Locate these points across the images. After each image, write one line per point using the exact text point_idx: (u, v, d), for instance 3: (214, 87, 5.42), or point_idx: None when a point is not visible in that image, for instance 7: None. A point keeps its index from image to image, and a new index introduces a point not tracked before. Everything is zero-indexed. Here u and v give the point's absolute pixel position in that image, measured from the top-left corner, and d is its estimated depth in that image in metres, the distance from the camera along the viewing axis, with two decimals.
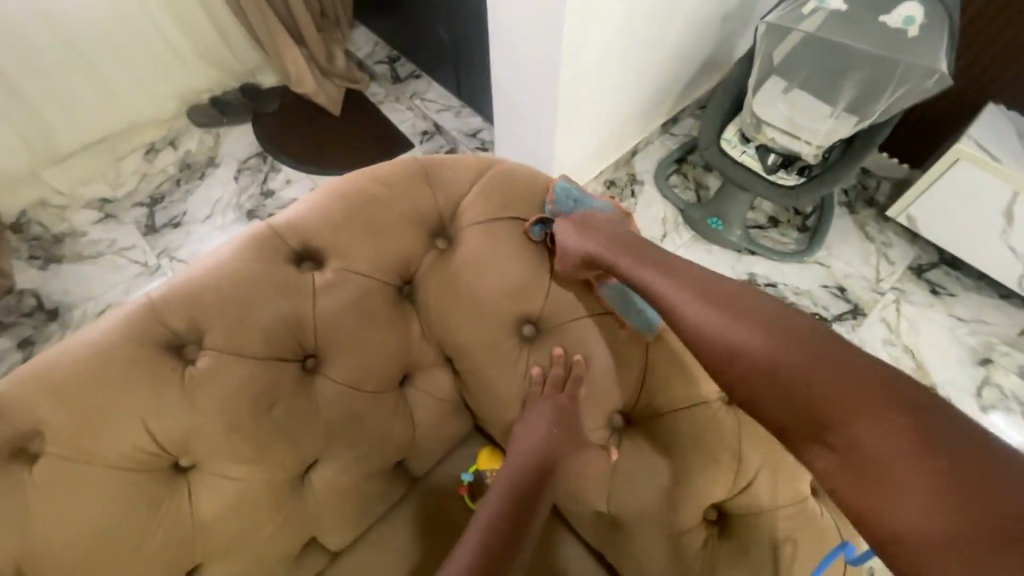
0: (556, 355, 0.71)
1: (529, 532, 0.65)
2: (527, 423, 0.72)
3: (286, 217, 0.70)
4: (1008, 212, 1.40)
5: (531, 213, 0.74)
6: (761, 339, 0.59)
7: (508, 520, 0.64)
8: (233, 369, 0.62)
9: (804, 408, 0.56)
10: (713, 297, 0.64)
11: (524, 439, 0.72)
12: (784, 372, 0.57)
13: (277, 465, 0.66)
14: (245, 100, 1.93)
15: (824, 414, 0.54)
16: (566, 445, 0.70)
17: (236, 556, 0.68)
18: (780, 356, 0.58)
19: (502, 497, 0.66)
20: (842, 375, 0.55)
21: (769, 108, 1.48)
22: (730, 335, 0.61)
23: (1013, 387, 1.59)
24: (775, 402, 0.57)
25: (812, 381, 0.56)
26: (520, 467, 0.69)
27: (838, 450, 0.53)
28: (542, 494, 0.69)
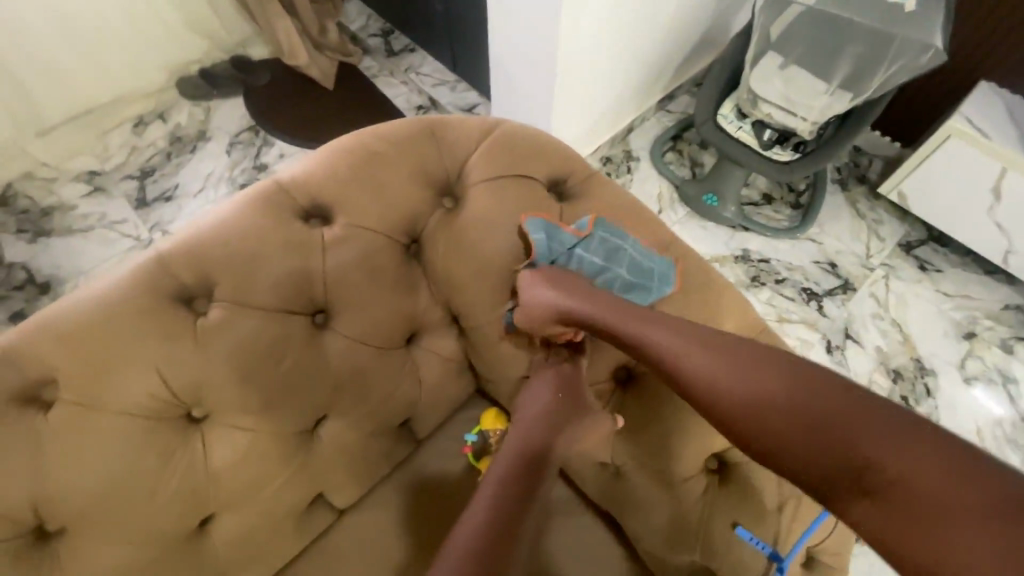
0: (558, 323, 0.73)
1: (535, 507, 0.60)
2: (532, 390, 0.69)
3: (292, 173, 0.70)
4: (995, 187, 1.43)
5: (536, 175, 0.75)
6: (754, 382, 0.56)
7: (514, 496, 0.59)
8: (243, 320, 0.63)
9: (822, 453, 0.51)
10: (683, 334, 0.61)
11: (530, 405, 0.68)
12: (787, 414, 0.53)
13: (287, 418, 0.67)
14: (235, 72, 1.90)
15: (839, 454, 0.50)
16: (572, 412, 0.67)
17: (246, 508, 0.69)
18: (779, 395, 0.54)
19: (506, 469, 0.61)
20: (846, 409, 0.51)
21: (766, 84, 1.50)
22: (718, 374, 0.58)
23: (995, 359, 1.63)
24: (793, 450, 0.52)
25: (821, 420, 0.51)
26: (525, 436, 0.64)
27: (869, 496, 0.47)
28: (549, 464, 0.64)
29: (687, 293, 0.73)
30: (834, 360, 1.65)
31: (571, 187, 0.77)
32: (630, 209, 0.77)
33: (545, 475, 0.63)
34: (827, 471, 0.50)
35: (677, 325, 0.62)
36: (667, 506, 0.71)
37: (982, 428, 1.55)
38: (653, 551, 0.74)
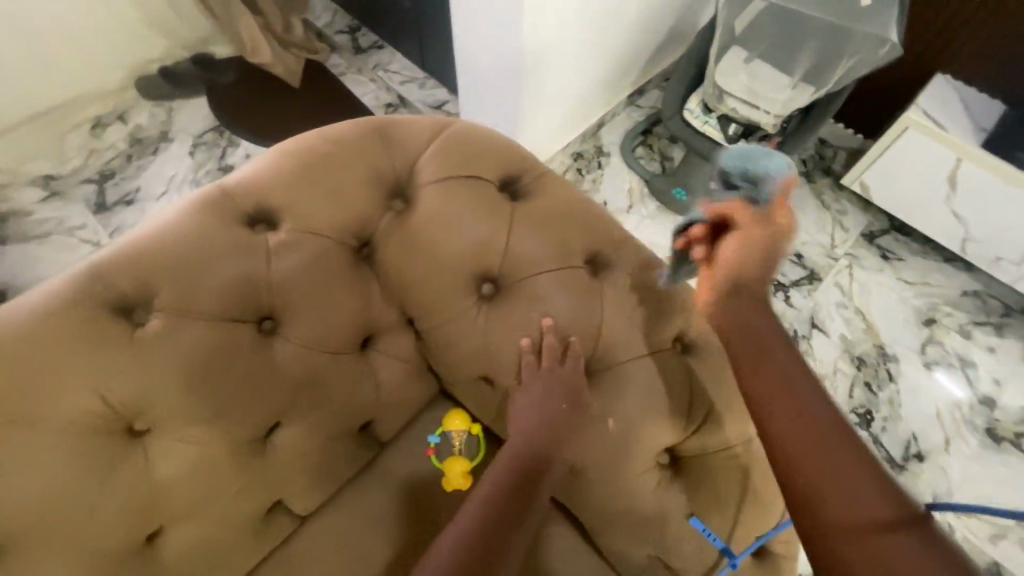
0: (546, 325, 0.70)
1: (526, 521, 0.61)
2: (525, 399, 0.69)
3: (237, 178, 0.69)
4: (951, 176, 1.47)
5: (491, 175, 0.75)
6: (820, 414, 0.57)
7: (505, 507, 0.60)
8: (186, 330, 0.62)
9: (845, 498, 0.52)
10: (775, 359, 0.63)
11: (525, 417, 0.68)
12: (835, 454, 0.55)
13: (235, 428, 0.66)
14: (197, 71, 1.85)
15: (862, 508, 0.51)
16: (569, 425, 0.68)
17: (198, 520, 0.68)
18: (838, 438, 0.56)
19: (500, 482, 0.62)
20: (887, 483, 0.53)
21: (730, 78, 1.51)
22: (789, 398, 0.59)
23: (954, 345, 1.69)
24: (819, 484, 0.54)
25: (859, 474, 0.53)
26: (519, 449, 0.65)
27: (867, 551, 0.49)
28: (545, 479, 0.64)
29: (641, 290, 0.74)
30: (801, 349, 1.68)
31: (526, 185, 0.77)
32: (585, 207, 0.77)
33: (540, 488, 0.63)
34: (841, 515, 0.52)
35: (781, 354, 0.63)
36: (621, 502, 0.71)
37: (942, 411, 1.60)
38: (612, 545, 0.75)
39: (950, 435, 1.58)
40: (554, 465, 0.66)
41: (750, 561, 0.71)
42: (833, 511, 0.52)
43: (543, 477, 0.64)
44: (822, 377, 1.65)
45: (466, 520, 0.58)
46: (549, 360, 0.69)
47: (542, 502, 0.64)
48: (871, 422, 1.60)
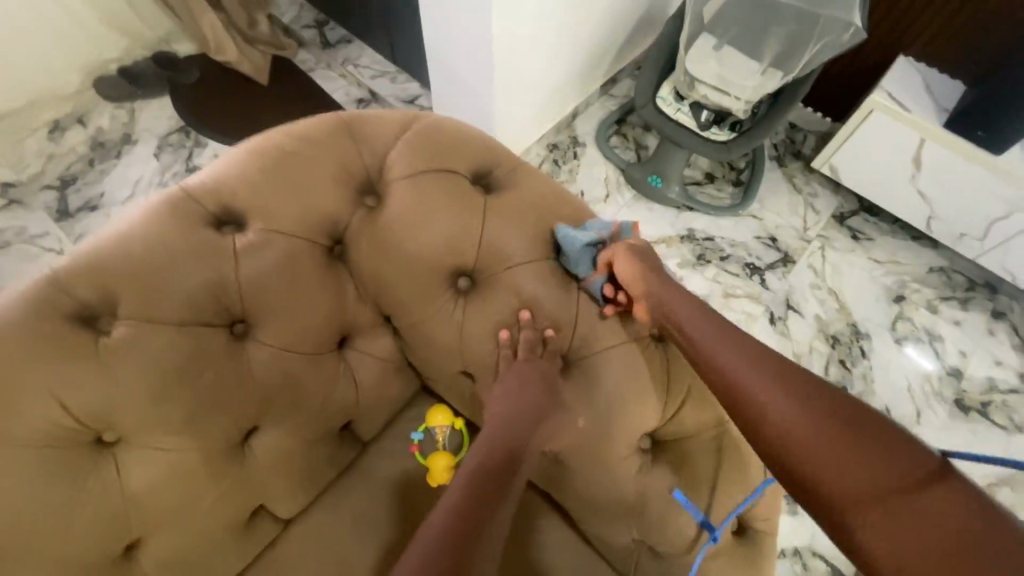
0: (525, 319, 0.70)
1: (498, 518, 0.58)
2: (499, 394, 0.68)
3: (201, 179, 0.67)
4: (916, 156, 1.52)
5: (461, 167, 0.74)
6: (791, 389, 0.58)
7: (481, 503, 0.57)
8: (154, 337, 0.60)
9: (839, 464, 0.52)
10: (737, 346, 0.64)
11: (495, 414, 0.66)
12: (816, 420, 0.55)
13: (210, 433, 0.65)
14: (159, 71, 1.80)
15: (860, 464, 0.51)
16: (536, 426, 0.67)
17: (178, 528, 0.67)
18: (813, 406, 0.56)
19: (472, 478, 0.59)
20: (887, 450, 0.51)
21: (700, 66, 1.53)
22: (761, 381, 0.60)
23: (923, 320, 1.74)
24: (811, 456, 0.54)
25: (857, 435, 0.53)
26: (489, 446, 0.63)
27: (872, 508, 0.49)
28: (516, 479, 0.63)
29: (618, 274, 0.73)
30: (777, 330, 1.72)
31: (498, 178, 0.76)
32: (557, 196, 0.77)
33: (511, 487, 0.61)
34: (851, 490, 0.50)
35: (740, 342, 0.64)
36: (604, 489, 0.72)
37: (913, 384, 1.66)
38: (598, 532, 0.76)
39: (921, 408, 1.63)
40: (523, 464, 0.65)
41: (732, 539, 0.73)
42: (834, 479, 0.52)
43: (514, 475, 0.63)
44: (798, 356, 1.69)
45: (439, 517, 0.54)
46: (526, 351, 0.69)
47: (512, 500, 0.62)
48: None
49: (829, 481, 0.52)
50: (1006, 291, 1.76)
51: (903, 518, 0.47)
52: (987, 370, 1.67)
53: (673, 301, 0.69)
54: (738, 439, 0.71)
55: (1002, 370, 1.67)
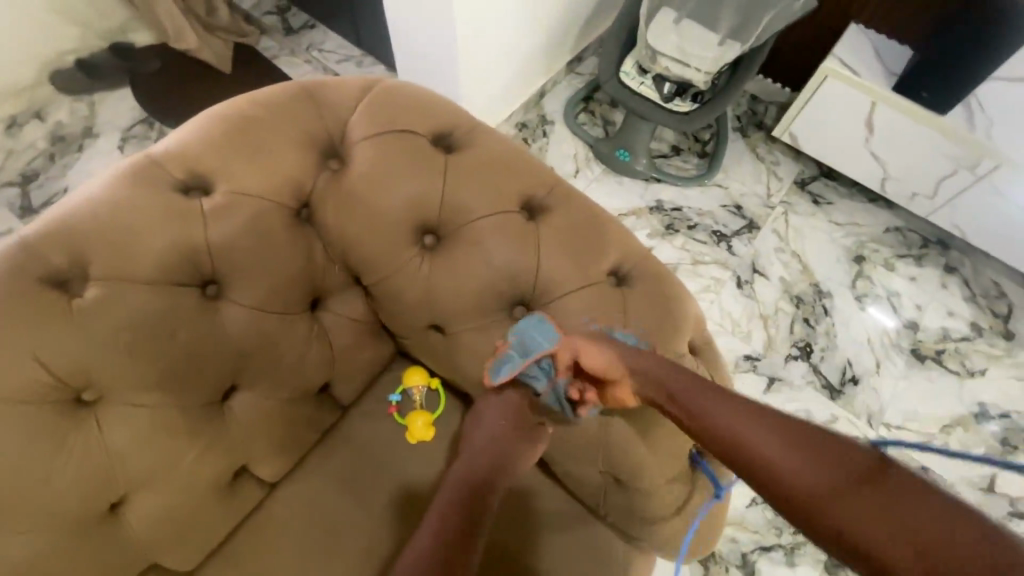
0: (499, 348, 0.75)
1: (486, 519, 0.58)
2: (482, 418, 0.69)
3: (165, 146, 0.69)
4: (868, 121, 1.59)
5: (423, 130, 0.77)
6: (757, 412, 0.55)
7: (462, 510, 0.57)
8: (127, 297, 0.62)
9: (816, 471, 0.47)
10: (690, 379, 0.62)
11: (477, 437, 0.67)
12: (781, 436, 0.51)
13: (188, 390, 0.68)
14: (119, 61, 1.77)
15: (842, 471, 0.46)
16: (518, 436, 0.67)
17: (161, 487, 0.69)
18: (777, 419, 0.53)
19: (451, 497, 0.58)
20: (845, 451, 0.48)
21: (660, 38, 1.57)
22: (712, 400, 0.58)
23: (881, 277, 1.82)
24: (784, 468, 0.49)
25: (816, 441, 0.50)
26: (475, 457, 0.64)
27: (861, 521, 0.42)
28: (497, 487, 0.62)
29: (577, 228, 0.77)
30: (744, 293, 1.79)
31: (459, 138, 0.78)
32: (517, 155, 0.79)
33: (493, 496, 0.61)
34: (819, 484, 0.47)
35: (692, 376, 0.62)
36: (569, 429, 0.76)
37: (872, 337, 1.75)
38: (570, 472, 0.81)
39: (880, 359, 1.72)
40: (508, 476, 0.64)
41: (690, 467, 0.78)
42: (814, 488, 0.47)
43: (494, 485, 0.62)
44: (765, 317, 1.77)
45: (428, 522, 0.55)
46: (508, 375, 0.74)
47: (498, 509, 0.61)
48: (810, 352, 1.73)
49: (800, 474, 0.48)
50: (957, 246, 1.86)
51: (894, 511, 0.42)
52: (940, 321, 1.77)
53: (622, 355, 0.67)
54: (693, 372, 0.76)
55: (954, 320, 1.77)
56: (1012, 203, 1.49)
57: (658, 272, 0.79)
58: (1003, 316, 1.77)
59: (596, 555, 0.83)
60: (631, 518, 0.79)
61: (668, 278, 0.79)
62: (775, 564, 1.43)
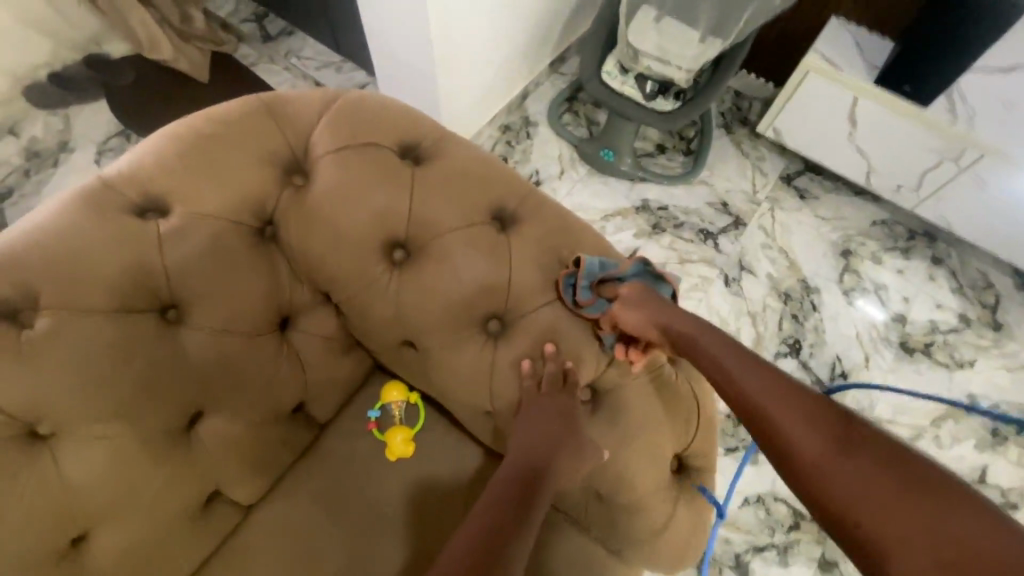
0: (550, 353, 0.71)
1: (528, 524, 0.58)
2: (524, 422, 0.69)
3: (119, 168, 0.67)
4: (850, 116, 1.58)
5: (389, 141, 0.74)
6: (763, 375, 0.61)
7: (502, 514, 0.58)
8: (80, 327, 0.60)
9: (804, 434, 0.54)
10: (714, 338, 0.67)
11: (516, 444, 0.67)
12: (775, 401, 0.58)
13: (151, 418, 0.66)
14: (92, 74, 1.74)
15: (868, 446, 0.50)
16: (558, 441, 0.67)
17: (125, 518, 0.67)
18: (801, 398, 0.57)
19: (491, 501, 0.60)
20: (831, 417, 0.54)
21: (641, 37, 1.55)
22: (731, 364, 0.64)
23: (868, 271, 1.82)
24: (806, 444, 0.53)
25: (805, 405, 0.56)
26: (516, 465, 0.65)
27: (863, 489, 0.48)
28: (540, 492, 0.62)
29: (551, 237, 0.75)
30: (732, 292, 1.78)
31: (427, 148, 0.76)
32: (489, 164, 0.78)
33: (535, 502, 0.61)
34: (805, 446, 0.53)
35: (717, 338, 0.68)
36: None
37: (861, 332, 1.74)
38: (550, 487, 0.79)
39: (869, 353, 1.72)
40: (548, 481, 0.64)
41: (672, 477, 0.76)
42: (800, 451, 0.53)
43: (536, 494, 0.62)
44: (753, 314, 1.76)
45: (469, 523, 0.57)
46: (549, 387, 0.70)
47: (540, 516, 0.61)
48: (799, 349, 1.72)
49: (791, 439, 0.54)
50: (943, 238, 1.86)
51: (867, 473, 0.48)
52: (928, 313, 1.76)
53: (684, 323, 0.70)
54: (671, 382, 0.74)
55: (943, 312, 1.76)
56: (995, 192, 1.49)
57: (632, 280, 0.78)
58: (991, 306, 1.77)
59: (579, 568, 0.82)
60: (614, 532, 0.78)
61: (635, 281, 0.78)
62: (768, 564, 1.42)
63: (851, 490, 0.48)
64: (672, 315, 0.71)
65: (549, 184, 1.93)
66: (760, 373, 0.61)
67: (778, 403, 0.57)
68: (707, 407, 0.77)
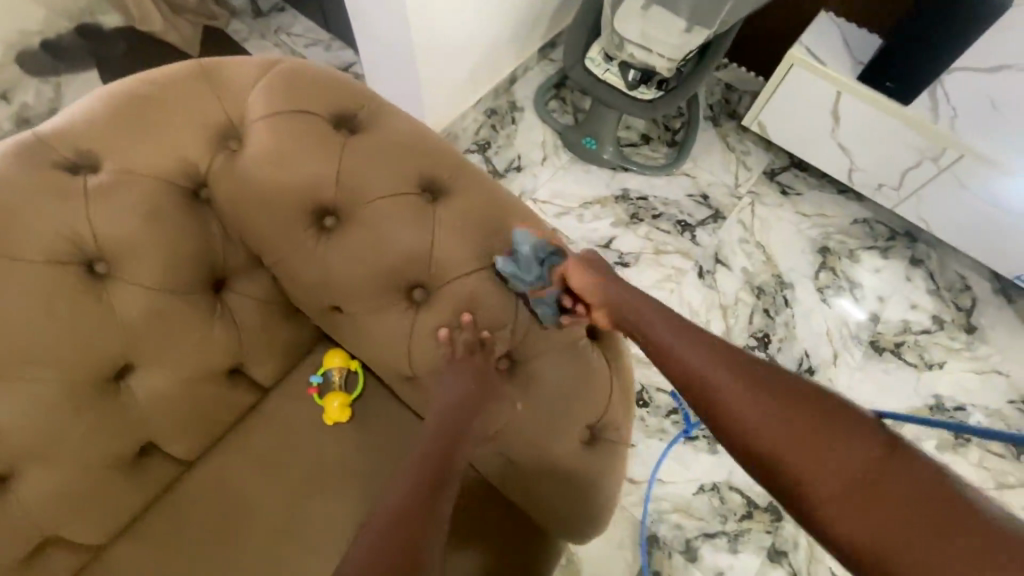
0: (467, 322, 0.73)
1: (445, 495, 0.63)
2: (441, 388, 0.72)
3: (54, 124, 0.69)
4: (834, 110, 1.56)
5: (326, 110, 0.76)
6: (717, 358, 0.65)
7: (420, 489, 0.62)
8: (10, 273, 0.63)
9: (763, 412, 0.58)
10: (669, 324, 0.71)
11: (434, 412, 0.70)
12: (735, 381, 0.62)
13: (76, 366, 0.69)
14: (83, 43, 1.76)
15: (818, 412, 0.56)
16: (474, 405, 0.70)
17: (54, 460, 0.70)
18: (751, 374, 0.61)
19: (409, 474, 0.63)
20: (780, 387, 0.59)
21: (626, 23, 1.52)
22: (687, 348, 0.67)
23: (844, 269, 1.82)
24: (766, 415, 0.58)
25: (756, 381, 0.61)
26: (434, 434, 0.68)
27: (823, 454, 0.53)
28: (458, 458, 0.67)
29: (480, 214, 0.76)
30: (705, 283, 1.79)
31: (363, 119, 0.78)
32: (426, 138, 0.79)
33: (453, 469, 0.66)
34: (764, 420, 0.58)
35: (671, 324, 0.71)
36: None
37: (831, 329, 1.74)
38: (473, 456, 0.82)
39: (838, 350, 1.72)
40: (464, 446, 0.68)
41: (582, 446, 0.76)
42: (762, 428, 0.57)
43: (454, 461, 0.66)
44: (725, 307, 1.76)
45: (389, 502, 0.61)
46: (465, 351, 0.72)
47: (457, 481, 0.66)
48: (768, 343, 1.72)
49: (751, 413, 0.58)
50: (924, 240, 1.85)
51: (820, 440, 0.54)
52: (901, 314, 1.76)
53: (644, 314, 0.73)
54: (587, 357, 0.75)
55: (916, 313, 1.76)
56: (973, 194, 1.48)
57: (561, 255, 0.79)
58: (966, 309, 1.76)
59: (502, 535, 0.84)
60: (534, 501, 0.80)
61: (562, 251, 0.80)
62: (717, 550, 1.42)
63: (815, 459, 0.53)
64: (639, 308, 0.73)
65: (530, 169, 1.93)
66: (719, 356, 0.65)
67: (737, 383, 0.61)
68: (622, 381, 0.79)
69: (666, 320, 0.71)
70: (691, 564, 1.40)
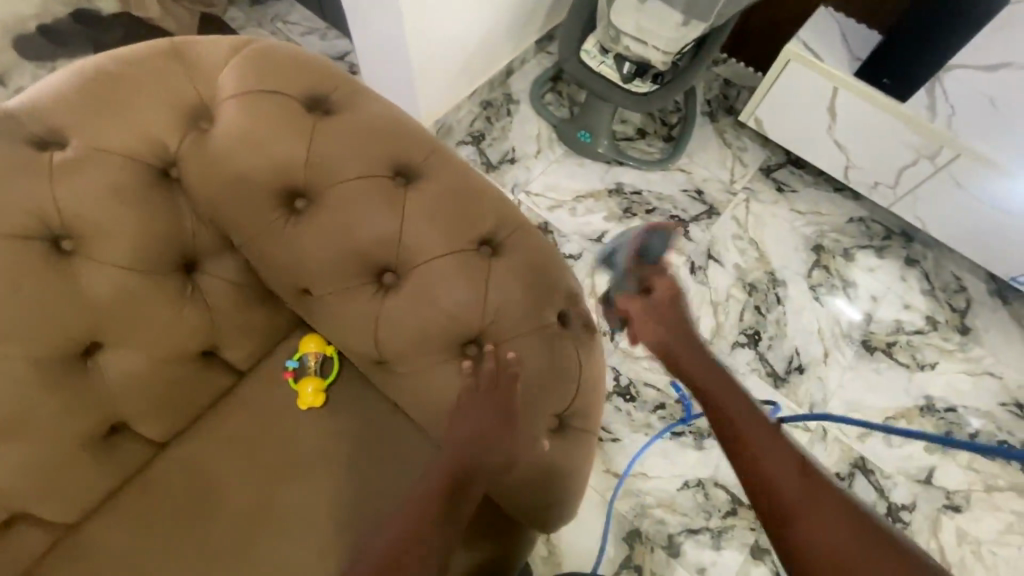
0: (489, 351, 0.72)
1: (457, 520, 0.66)
2: (464, 411, 0.70)
3: (23, 101, 0.69)
4: (831, 106, 1.52)
5: (299, 91, 0.76)
6: (775, 442, 0.68)
7: (432, 510, 0.64)
8: None
9: (809, 507, 0.62)
10: (733, 394, 0.75)
11: (457, 430, 0.70)
12: (787, 472, 0.65)
13: (41, 342, 0.68)
14: (79, 28, 1.76)
15: (861, 526, 0.60)
16: (500, 438, 0.69)
17: (18, 437, 0.70)
18: (805, 469, 0.65)
19: (424, 490, 0.66)
20: (827, 491, 0.63)
21: (622, 16, 1.50)
22: (744, 422, 0.71)
23: (838, 267, 1.80)
24: (810, 510, 0.62)
25: (805, 477, 0.64)
26: (455, 457, 0.68)
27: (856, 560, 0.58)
28: (474, 482, 0.68)
29: (452, 198, 0.76)
30: (697, 280, 1.77)
31: (337, 101, 0.77)
32: (400, 121, 0.79)
33: (468, 493, 0.67)
34: (807, 515, 0.62)
35: (736, 395, 0.75)
36: (430, 393, 0.77)
37: (823, 327, 1.72)
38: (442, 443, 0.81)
39: (829, 348, 1.70)
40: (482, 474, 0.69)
41: (549, 435, 0.76)
42: (805, 521, 0.61)
43: (468, 487, 0.67)
44: (716, 304, 1.75)
45: (402, 517, 0.64)
46: (488, 381, 0.70)
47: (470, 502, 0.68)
48: (758, 341, 1.71)
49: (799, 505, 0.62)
50: (920, 240, 1.83)
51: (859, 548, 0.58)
52: (895, 313, 1.74)
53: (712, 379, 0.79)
54: (555, 344, 0.75)
55: (910, 313, 1.74)
56: (973, 196, 1.42)
57: (534, 241, 0.79)
58: (960, 311, 1.74)
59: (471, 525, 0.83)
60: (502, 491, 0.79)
61: (534, 237, 0.79)
62: (701, 547, 1.40)
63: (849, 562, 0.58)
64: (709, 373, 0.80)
65: (524, 162, 1.92)
66: (776, 445, 0.68)
67: (787, 475, 0.65)
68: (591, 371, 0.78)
69: (736, 393, 0.76)
70: (673, 559, 1.38)
